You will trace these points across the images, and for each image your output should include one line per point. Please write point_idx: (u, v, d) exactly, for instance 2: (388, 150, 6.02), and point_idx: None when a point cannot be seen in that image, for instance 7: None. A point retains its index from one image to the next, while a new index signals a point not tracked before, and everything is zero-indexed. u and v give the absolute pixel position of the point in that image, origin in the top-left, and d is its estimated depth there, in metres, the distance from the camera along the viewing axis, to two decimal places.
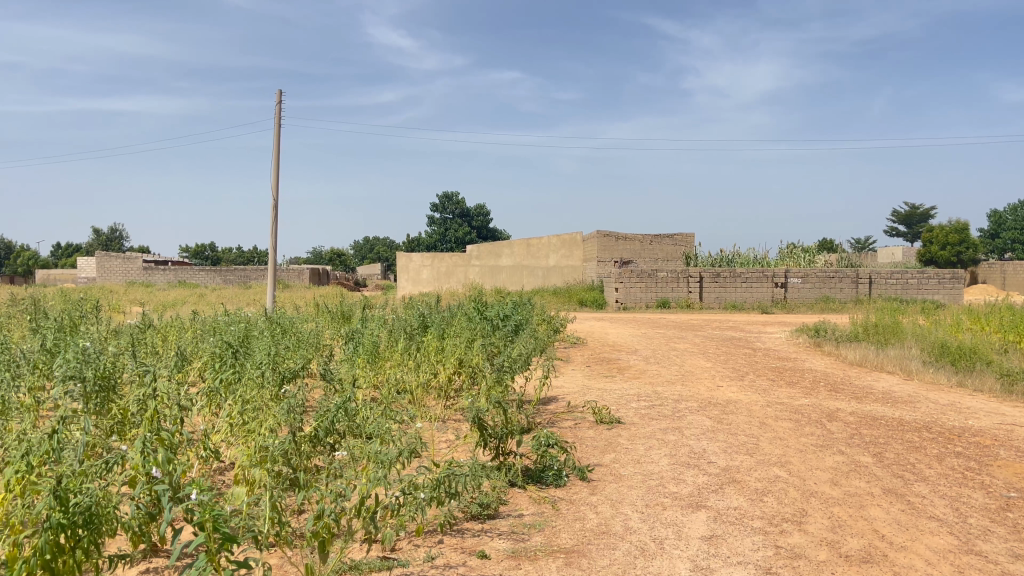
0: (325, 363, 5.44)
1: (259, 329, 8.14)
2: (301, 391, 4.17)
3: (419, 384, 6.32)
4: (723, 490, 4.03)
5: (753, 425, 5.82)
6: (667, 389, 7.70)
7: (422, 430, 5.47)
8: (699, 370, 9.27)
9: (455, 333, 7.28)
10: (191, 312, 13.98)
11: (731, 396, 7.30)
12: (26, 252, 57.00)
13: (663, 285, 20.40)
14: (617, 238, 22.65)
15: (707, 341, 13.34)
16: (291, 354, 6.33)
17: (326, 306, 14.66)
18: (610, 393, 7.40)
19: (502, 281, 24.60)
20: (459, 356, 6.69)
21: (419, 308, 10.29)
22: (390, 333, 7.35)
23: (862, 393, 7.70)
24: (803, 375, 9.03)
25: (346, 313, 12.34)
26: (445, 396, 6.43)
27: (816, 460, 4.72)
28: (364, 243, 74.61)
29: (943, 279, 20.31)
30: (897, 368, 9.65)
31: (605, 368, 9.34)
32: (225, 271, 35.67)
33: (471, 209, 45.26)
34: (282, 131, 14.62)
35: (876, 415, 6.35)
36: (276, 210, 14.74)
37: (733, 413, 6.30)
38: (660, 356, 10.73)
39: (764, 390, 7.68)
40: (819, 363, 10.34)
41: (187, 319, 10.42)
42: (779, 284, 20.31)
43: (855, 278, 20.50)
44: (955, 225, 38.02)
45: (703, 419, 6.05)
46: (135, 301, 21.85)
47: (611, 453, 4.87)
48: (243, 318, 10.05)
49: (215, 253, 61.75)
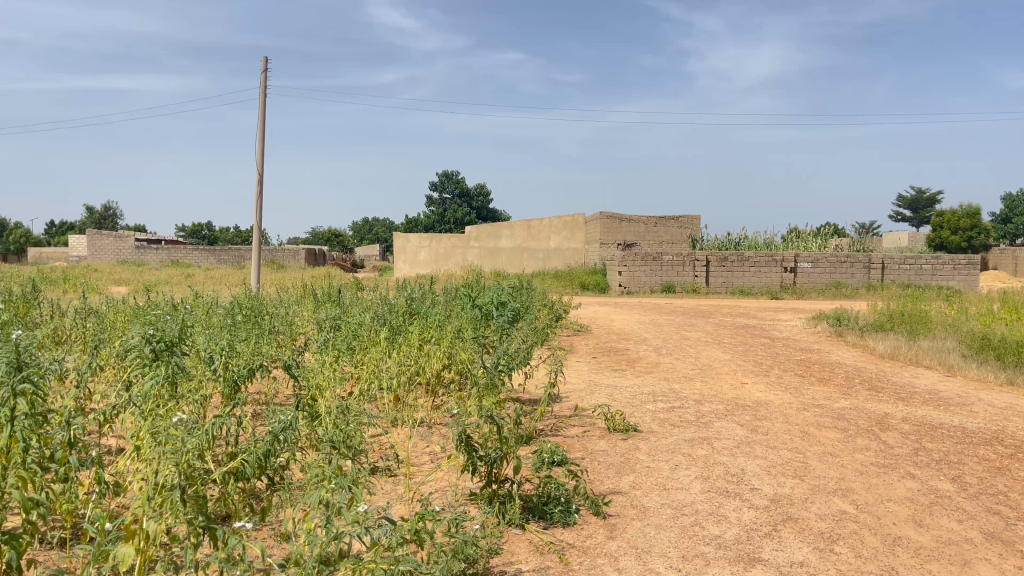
0: (281, 364, 4.55)
1: (225, 315, 7.26)
2: (232, 407, 3.37)
3: (403, 381, 5.47)
4: (778, 534, 3.14)
5: (795, 435, 4.93)
6: (686, 387, 6.81)
7: (400, 445, 4.64)
8: (718, 364, 8.36)
9: (444, 323, 6.36)
10: (168, 294, 13.08)
11: (760, 396, 6.39)
12: (17, 230, 55.91)
13: (668, 270, 19.54)
14: (620, 220, 21.65)
15: (720, 330, 12.44)
16: (245, 341, 5.56)
17: (314, 289, 13.73)
18: (622, 392, 6.51)
19: (502, 263, 23.64)
20: (449, 349, 5.82)
21: (409, 292, 9.37)
22: (373, 321, 6.46)
23: (906, 393, 6.80)
24: (833, 371, 8.14)
25: (331, 296, 11.41)
26: (432, 399, 5.58)
27: (884, 487, 3.82)
28: (360, 223, 73.20)
29: (959, 264, 19.38)
30: (935, 362, 8.73)
31: (613, 361, 8.45)
32: (218, 250, 34.59)
33: (470, 188, 44.25)
34: (267, 101, 13.66)
35: (934, 423, 5.45)
36: (261, 184, 13.73)
37: (768, 420, 5.42)
38: (672, 346, 9.83)
39: (796, 389, 6.78)
40: (846, 356, 9.42)
41: (155, 302, 9.53)
42: (789, 269, 19.41)
43: (868, 262, 19.50)
44: (967, 209, 37.16)
45: (734, 427, 5.15)
46: (121, 280, 21.02)
47: (630, 475, 3.98)
48: (216, 300, 9.16)
49: (212, 232, 60.73)
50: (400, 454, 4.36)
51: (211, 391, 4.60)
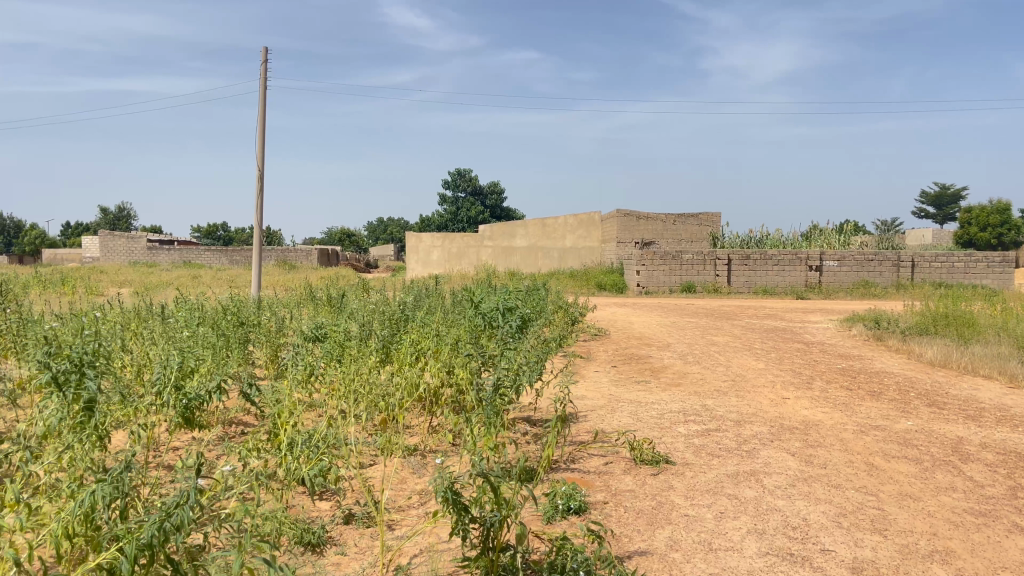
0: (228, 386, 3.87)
1: (202, 322, 6.62)
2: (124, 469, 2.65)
3: (392, 401, 4.79)
4: None
5: (860, 468, 4.13)
6: (720, 403, 5.99)
7: (379, 483, 3.93)
8: (753, 374, 7.53)
9: (444, 334, 5.67)
10: (163, 297, 12.40)
11: (806, 415, 5.56)
12: (33, 230, 55.80)
13: (688, 269, 18.67)
14: (639, 218, 20.75)
15: (748, 333, 11.56)
16: (207, 359, 4.92)
17: (318, 291, 12.97)
18: (649, 410, 5.71)
19: (516, 263, 22.90)
20: (448, 363, 5.13)
21: (409, 297, 8.64)
22: (366, 324, 5.80)
23: (974, 410, 5.94)
24: (883, 381, 7.29)
25: (332, 298, 10.66)
26: (428, 423, 4.91)
27: (991, 550, 3.04)
28: (376, 223, 72.57)
29: (993, 262, 18.34)
30: (995, 371, 7.84)
31: (636, 370, 7.63)
32: (231, 251, 34.08)
33: (484, 187, 43.51)
34: (267, 95, 12.88)
35: (1021, 451, 4.62)
36: (261, 181, 13.00)
37: (823, 446, 4.61)
38: (698, 353, 8.99)
39: (848, 406, 5.94)
40: (892, 363, 8.54)
41: (142, 305, 8.94)
42: (814, 267, 18.49)
43: (897, 261, 18.49)
44: (996, 206, 36.11)
45: (785, 457, 4.35)
46: (125, 281, 20.47)
47: (666, 529, 3.20)
48: (203, 305, 8.50)
49: (227, 233, 60.47)
50: (376, 497, 3.67)
51: (154, 422, 3.93)
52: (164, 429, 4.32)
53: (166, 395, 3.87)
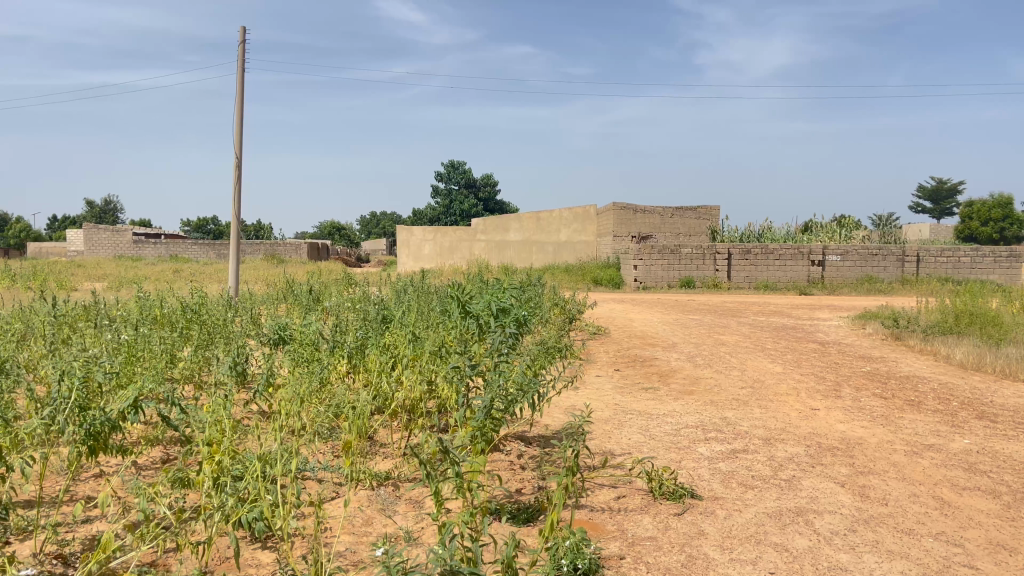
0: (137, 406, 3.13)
1: (150, 323, 5.85)
2: None
3: (357, 420, 4.05)
4: None
5: (929, 505, 3.38)
6: (743, 416, 5.21)
7: (331, 527, 3.21)
8: (771, 380, 6.77)
9: (426, 338, 4.92)
10: (132, 292, 11.53)
11: (844, 431, 4.80)
12: (19, 223, 54.63)
13: (687, 263, 17.92)
14: (634, 211, 19.95)
15: (757, 332, 10.78)
16: (138, 373, 4.17)
17: (300, 286, 12.13)
18: (663, 425, 4.93)
19: (510, 257, 22.19)
20: (428, 373, 4.41)
21: (390, 294, 7.84)
22: (333, 326, 5.06)
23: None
24: (916, 388, 6.54)
25: (311, 294, 9.85)
26: (400, 445, 4.19)
27: None
28: (368, 217, 71.35)
29: (1000, 256, 17.62)
30: None
31: (641, 375, 6.87)
32: (218, 245, 33.12)
33: (477, 179, 42.62)
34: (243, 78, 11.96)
35: None
36: (238, 170, 12.12)
37: (875, 473, 3.86)
38: (708, 355, 8.21)
39: (888, 419, 5.19)
40: (920, 367, 7.79)
41: (96, 301, 8.15)
42: (816, 262, 17.79)
43: (901, 255, 17.76)
44: (997, 200, 35.46)
45: (834, 489, 3.59)
46: (102, 276, 19.55)
47: None
48: (160, 300, 7.67)
49: (216, 227, 59.41)
50: (326, 549, 2.95)
51: (56, 452, 3.19)
52: (77, 460, 3.58)
53: (67, 421, 3.13)
